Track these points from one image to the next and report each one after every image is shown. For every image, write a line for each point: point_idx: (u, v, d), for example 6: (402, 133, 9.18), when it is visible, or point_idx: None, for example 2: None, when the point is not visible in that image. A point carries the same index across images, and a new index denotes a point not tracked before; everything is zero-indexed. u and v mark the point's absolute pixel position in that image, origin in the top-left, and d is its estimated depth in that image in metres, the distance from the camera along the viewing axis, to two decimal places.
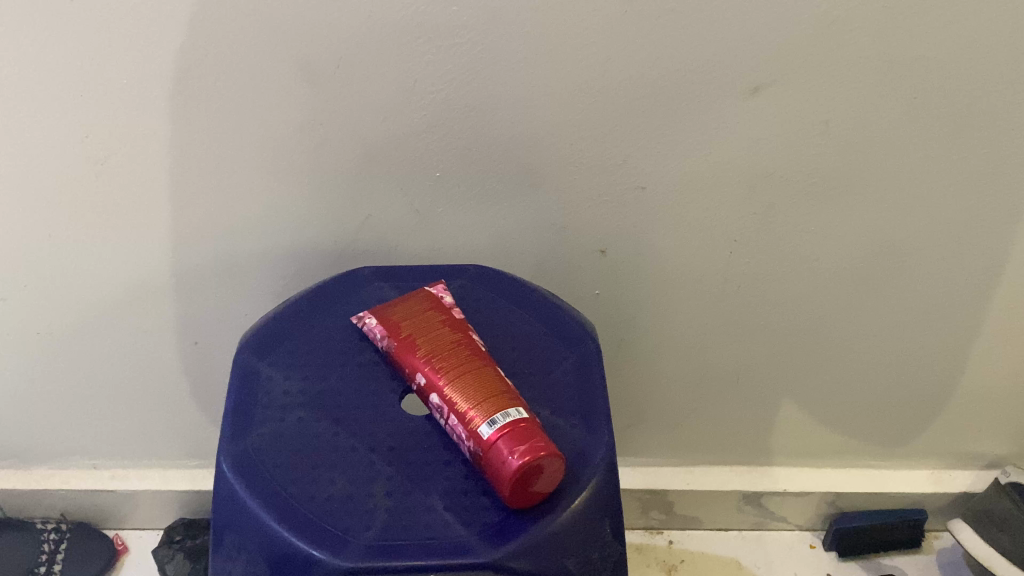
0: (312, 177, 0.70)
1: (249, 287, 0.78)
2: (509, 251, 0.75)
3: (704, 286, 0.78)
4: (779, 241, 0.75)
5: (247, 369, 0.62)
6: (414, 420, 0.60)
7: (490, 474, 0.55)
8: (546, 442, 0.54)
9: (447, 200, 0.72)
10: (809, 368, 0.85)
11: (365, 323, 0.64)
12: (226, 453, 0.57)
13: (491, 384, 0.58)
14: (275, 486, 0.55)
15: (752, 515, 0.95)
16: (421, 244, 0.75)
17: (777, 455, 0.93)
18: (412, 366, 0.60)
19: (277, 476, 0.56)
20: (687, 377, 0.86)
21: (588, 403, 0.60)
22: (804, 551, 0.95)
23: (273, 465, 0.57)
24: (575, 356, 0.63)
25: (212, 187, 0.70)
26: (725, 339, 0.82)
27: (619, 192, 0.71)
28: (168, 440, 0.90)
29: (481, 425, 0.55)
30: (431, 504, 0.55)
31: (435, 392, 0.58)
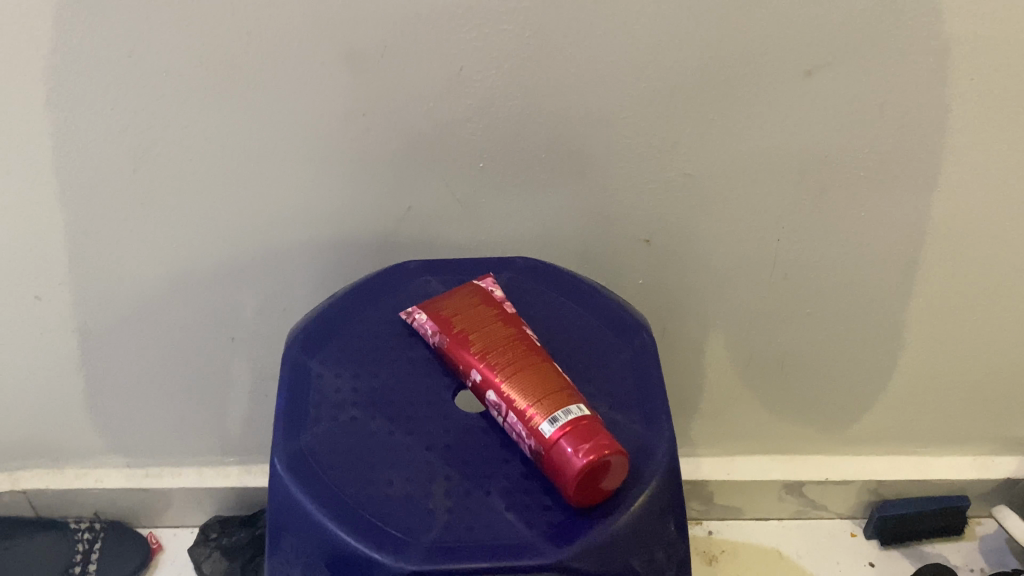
0: (354, 168, 0.69)
1: (287, 281, 0.76)
2: (553, 241, 0.74)
3: (750, 273, 0.77)
4: (829, 227, 0.74)
5: (297, 366, 0.61)
6: (469, 417, 0.59)
7: (553, 472, 0.54)
8: (609, 440, 0.53)
9: (491, 190, 0.70)
10: (854, 355, 0.83)
11: (414, 318, 0.62)
12: (280, 454, 0.56)
13: (550, 380, 0.56)
14: (332, 487, 0.54)
15: (793, 504, 0.94)
16: (464, 235, 0.73)
17: (818, 443, 0.92)
18: (466, 363, 0.58)
19: (334, 476, 0.55)
20: (730, 366, 0.84)
21: (647, 397, 0.59)
22: (845, 540, 0.94)
23: (328, 465, 0.55)
24: (630, 349, 0.62)
25: (252, 179, 0.69)
26: (770, 326, 0.81)
27: (667, 179, 0.70)
28: (202, 437, 0.89)
29: (542, 423, 0.54)
30: (492, 504, 0.54)
31: (492, 389, 0.57)
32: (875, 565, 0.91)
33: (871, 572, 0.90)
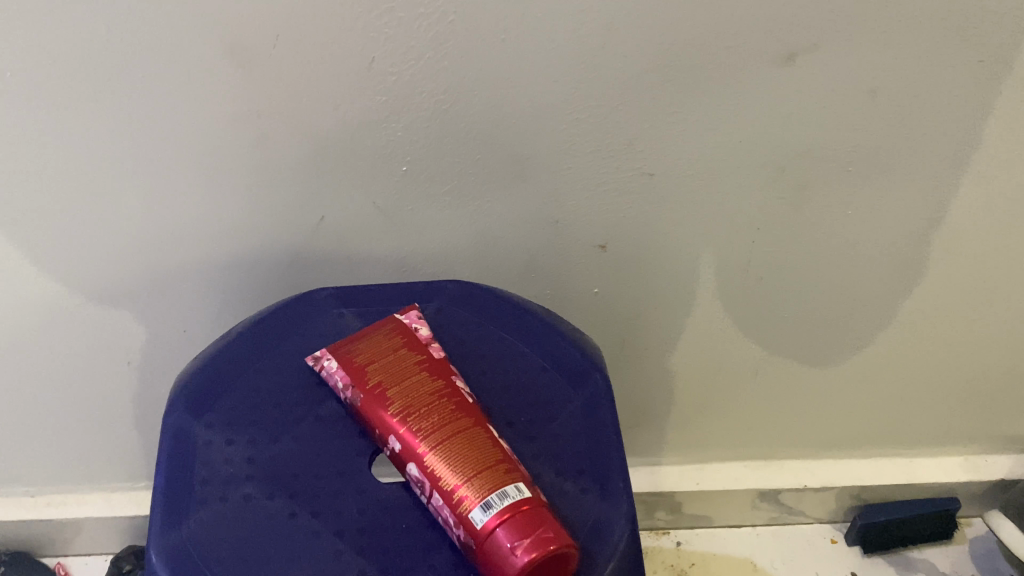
0: (253, 179, 0.58)
1: (187, 303, 0.66)
2: (493, 251, 0.64)
3: (721, 279, 0.67)
4: (811, 228, 0.64)
5: (182, 432, 0.51)
6: (389, 491, 0.49)
7: (487, 569, 0.44)
8: (555, 530, 0.44)
9: (417, 198, 0.60)
10: (837, 359, 0.75)
11: (323, 366, 0.52)
12: (156, 549, 0.46)
13: (483, 450, 0.47)
14: None
15: (768, 511, 0.86)
16: (389, 247, 0.63)
17: (795, 447, 0.84)
18: (382, 426, 0.49)
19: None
20: (698, 373, 0.75)
21: (600, 459, 0.50)
22: (825, 547, 0.86)
23: (215, 560, 0.46)
24: (581, 397, 0.52)
25: (132, 195, 0.58)
26: (743, 332, 0.72)
27: (624, 179, 0.59)
28: (109, 462, 0.79)
29: (473, 509, 0.44)
30: None
31: (414, 461, 0.47)
32: None
33: None
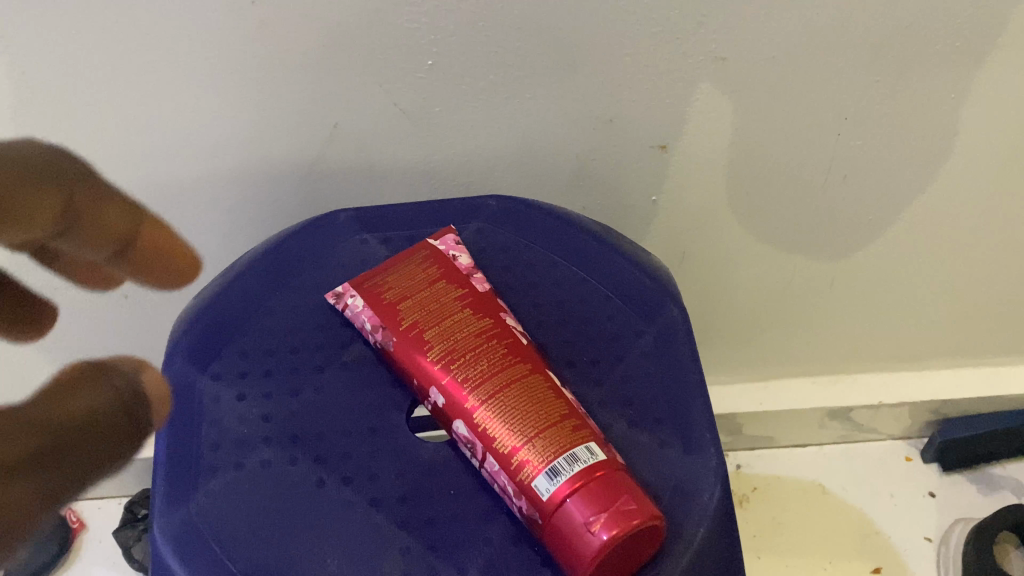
0: (256, 84, 0.49)
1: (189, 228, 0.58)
2: (537, 157, 0.55)
3: (798, 182, 0.58)
4: (908, 121, 0.54)
5: (184, 387, 0.44)
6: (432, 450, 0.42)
7: (555, 547, 0.37)
8: (638, 500, 0.36)
9: (448, 98, 0.51)
10: (925, 265, 0.66)
11: (347, 304, 0.44)
12: (162, 529, 0.39)
13: (544, 403, 0.39)
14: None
15: (837, 430, 0.79)
16: (416, 156, 0.54)
17: (868, 360, 0.76)
18: (421, 377, 0.41)
19: (238, 560, 0.38)
20: (766, 283, 0.67)
21: (680, 405, 0.42)
22: (898, 466, 0.79)
23: (230, 540, 0.38)
24: (653, 331, 0.44)
25: (113, 109, 0.49)
26: (820, 238, 0.63)
27: (691, 66, 0.50)
28: None
29: (536, 477, 0.37)
30: None
31: (461, 419, 0.39)
32: (936, 496, 0.76)
33: (931, 505, 0.76)
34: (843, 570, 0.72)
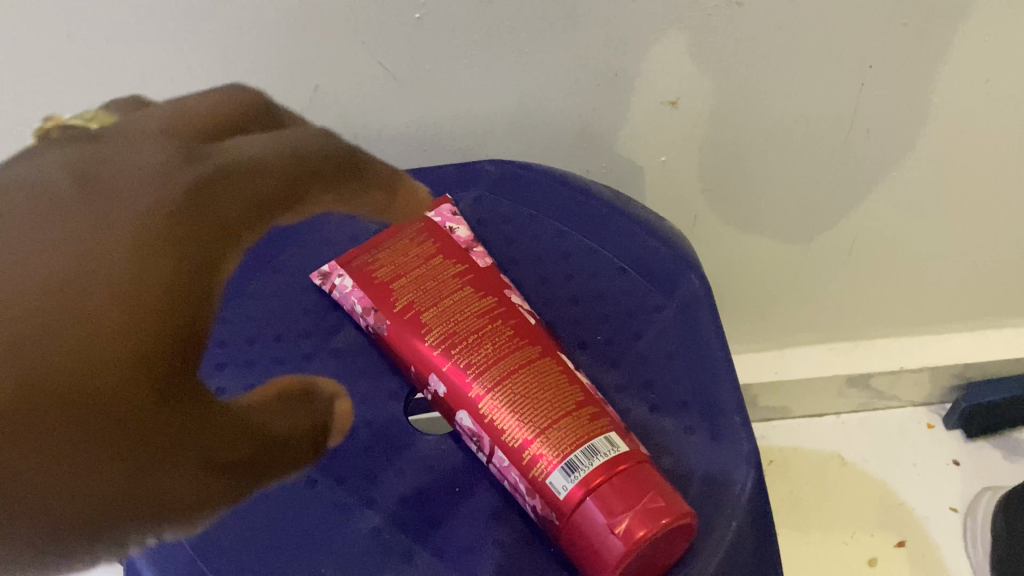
0: (229, 45, 0.44)
1: None
2: (539, 118, 0.51)
3: (821, 138, 0.54)
4: (942, 70, 0.50)
5: None
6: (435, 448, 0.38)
7: (574, 551, 0.33)
8: (666, 497, 0.32)
9: (440, 56, 0.46)
10: (954, 226, 0.62)
11: (336, 285, 0.41)
12: None
13: (557, 390, 0.35)
14: None
15: (856, 398, 0.75)
16: (407, 119, 0.50)
17: (888, 324, 0.72)
18: (420, 363, 0.37)
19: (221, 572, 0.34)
20: (785, 246, 0.63)
21: (706, 384, 0.38)
22: (921, 434, 0.76)
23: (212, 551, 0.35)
24: (673, 304, 0.40)
25: (76, 82, 0.45)
26: (842, 199, 0.59)
27: (702, 11, 0.46)
28: None
29: (552, 473, 0.33)
30: None
31: (465, 409, 0.35)
32: (961, 465, 0.73)
33: (955, 474, 0.72)
34: (866, 545, 0.69)
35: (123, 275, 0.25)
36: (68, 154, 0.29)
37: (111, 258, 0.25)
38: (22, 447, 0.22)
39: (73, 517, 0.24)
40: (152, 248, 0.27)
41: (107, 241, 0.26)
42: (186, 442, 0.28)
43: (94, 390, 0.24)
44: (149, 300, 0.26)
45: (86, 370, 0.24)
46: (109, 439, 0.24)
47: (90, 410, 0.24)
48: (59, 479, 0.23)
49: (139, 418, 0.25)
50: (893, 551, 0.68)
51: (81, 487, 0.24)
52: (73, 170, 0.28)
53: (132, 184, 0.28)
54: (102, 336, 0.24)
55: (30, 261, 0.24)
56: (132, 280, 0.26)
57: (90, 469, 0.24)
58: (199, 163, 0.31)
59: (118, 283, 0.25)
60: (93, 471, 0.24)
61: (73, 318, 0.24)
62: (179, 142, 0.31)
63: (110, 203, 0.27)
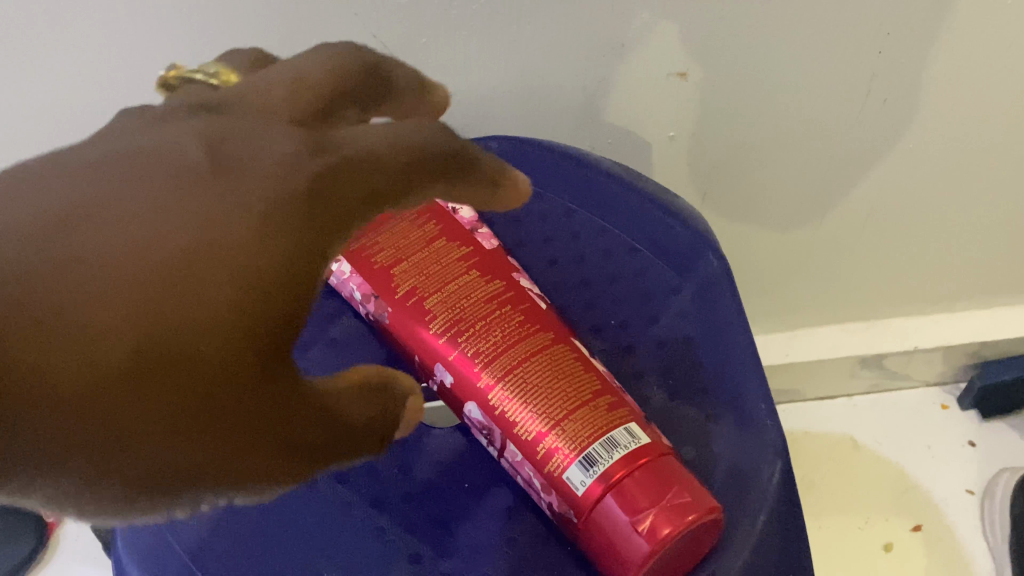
0: (212, 22, 0.41)
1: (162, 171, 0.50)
2: (542, 92, 0.48)
3: (839, 113, 0.51)
4: (969, 41, 0.47)
5: None
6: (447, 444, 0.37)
7: (594, 550, 0.31)
8: (691, 491, 0.30)
9: (437, 29, 0.43)
10: (974, 201, 0.59)
11: (333, 270, 0.38)
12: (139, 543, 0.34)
13: (573, 379, 0.33)
14: None
15: (868, 379, 0.73)
16: None
17: (902, 303, 0.70)
18: (425, 352, 0.34)
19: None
20: (796, 223, 0.61)
21: (727, 370, 0.36)
22: (935, 414, 0.74)
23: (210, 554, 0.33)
24: (691, 286, 0.39)
25: (47, 63, 0.41)
26: (857, 175, 0.56)
27: None
28: None
29: (568, 468, 0.31)
30: None
31: (474, 400, 0.33)
32: (976, 446, 0.71)
33: (971, 455, 0.70)
34: (880, 529, 0.67)
35: (205, 229, 0.21)
36: (183, 112, 0.24)
37: (192, 211, 0.21)
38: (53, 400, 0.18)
39: (108, 475, 0.20)
40: (262, 217, 0.21)
41: (199, 200, 0.21)
42: (269, 433, 0.22)
43: (152, 354, 0.19)
44: (239, 268, 0.21)
45: (140, 328, 0.19)
46: (168, 403, 0.20)
47: (142, 382, 0.19)
48: (95, 441, 0.19)
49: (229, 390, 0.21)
50: (909, 536, 0.66)
51: (126, 455, 0.20)
52: (198, 134, 0.23)
53: (253, 156, 0.22)
54: (180, 281, 0.20)
55: (121, 232, 0.20)
56: (223, 236, 0.21)
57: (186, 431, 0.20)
58: (329, 153, 0.23)
59: (192, 239, 0.20)
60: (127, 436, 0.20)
61: (147, 268, 0.20)
62: (294, 126, 0.24)
63: (235, 181, 0.22)
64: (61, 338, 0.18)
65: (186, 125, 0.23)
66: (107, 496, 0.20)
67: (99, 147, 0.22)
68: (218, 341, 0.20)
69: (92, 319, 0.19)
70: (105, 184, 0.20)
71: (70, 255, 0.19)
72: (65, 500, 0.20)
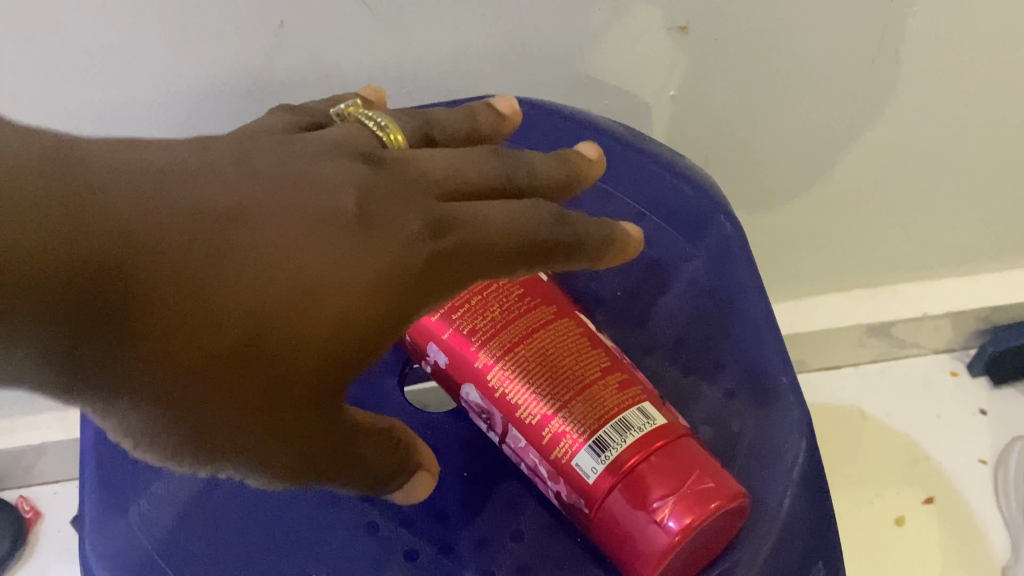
0: None
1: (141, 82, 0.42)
2: (534, 52, 0.45)
3: (851, 65, 0.48)
4: None
5: None
6: (444, 431, 0.34)
7: (607, 543, 0.28)
8: (714, 477, 0.27)
9: None
10: (988, 159, 0.57)
11: None
12: (98, 542, 0.31)
13: (580, 357, 0.30)
14: None
15: (876, 348, 0.71)
16: (383, 60, 0.43)
17: (909, 269, 0.68)
18: (416, 330, 0.31)
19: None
20: (803, 189, 0.57)
21: (747, 346, 0.34)
22: (944, 383, 0.71)
23: (182, 554, 0.30)
24: (704, 252, 0.36)
25: None
26: (867, 134, 0.53)
27: None
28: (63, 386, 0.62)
29: (578, 454, 0.28)
30: None
31: (472, 382, 0.30)
32: (988, 414, 0.69)
33: (983, 424, 0.68)
34: (892, 503, 0.64)
35: (324, 270, 0.24)
36: (347, 157, 0.27)
37: (320, 252, 0.24)
38: (164, 357, 0.23)
39: (173, 426, 0.24)
40: (366, 284, 0.25)
41: (327, 249, 0.24)
42: (298, 445, 0.26)
43: (246, 352, 0.23)
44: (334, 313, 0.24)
45: (245, 331, 0.23)
46: (240, 391, 0.24)
47: (227, 367, 0.23)
48: (172, 397, 0.23)
49: (283, 401, 0.24)
50: (922, 509, 0.64)
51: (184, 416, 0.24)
52: (354, 184, 0.26)
53: (391, 220, 0.26)
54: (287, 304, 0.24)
55: (258, 246, 0.23)
56: (334, 282, 0.24)
57: (234, 421, 0.24)
58: (449, 234, 0.26)
59: (316, 276, 0.24)
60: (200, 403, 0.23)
61: (274, 287, 0.23)
62: (423, 197, 0.27)
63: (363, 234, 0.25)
64: (182, 317, 0.22)
65: (351, 169, 0.26)
66: (156, 439, 0.24)
67: (277, 165, 0.26)
68: (295, 359, 0.24)
69: (214, 309, 0.23)
70: (266, 203, 0.24)
71: (219, 250, 0.23)
72: (134, 430, 0.24)
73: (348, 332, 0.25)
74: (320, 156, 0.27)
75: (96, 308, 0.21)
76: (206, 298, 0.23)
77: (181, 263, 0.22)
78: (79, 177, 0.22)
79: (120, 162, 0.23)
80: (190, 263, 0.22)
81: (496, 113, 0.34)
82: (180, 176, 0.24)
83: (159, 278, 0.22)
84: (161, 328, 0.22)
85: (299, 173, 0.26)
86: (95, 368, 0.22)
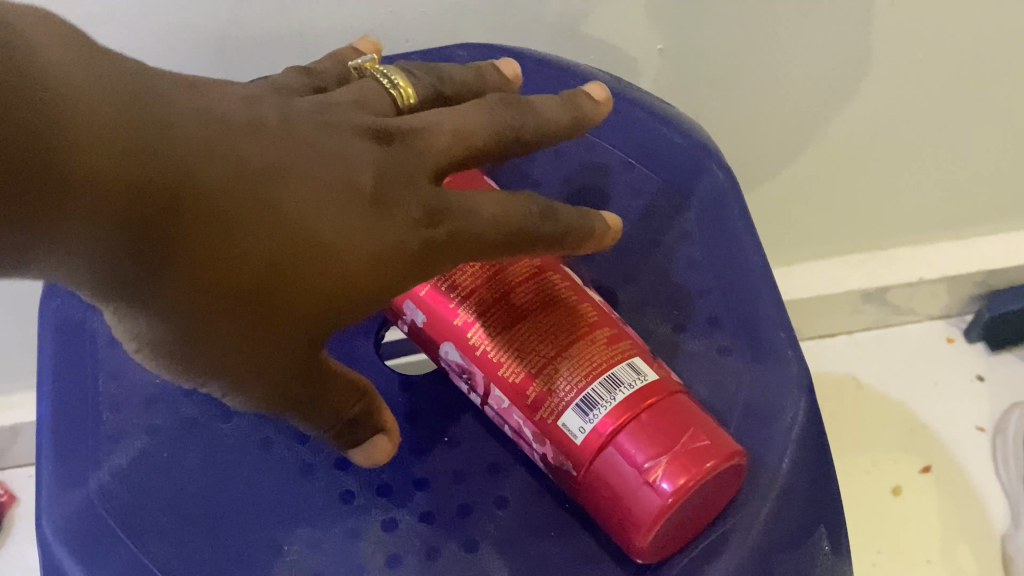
0: None
1: None
2: (516, 5, 0.43)
3: (846, 15, 0.46)
4: None
5: (72, 329, 0.34)
6: (424, 395, 0.32)
7: (595, 507, 0.26)
8: (709, 434, 0.26)
9: None
10: (986, 116, 0.55)
11: None
12: (54, 513, 0.29)
13: (567, 312, 0.28)
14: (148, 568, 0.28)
15: (871, 314, 0.69)
16: (356, 13, 0.41)
17: (904, 232, 0.66)
18: None
19: (153, 546, 0.28)
20: (795, 149, 0.56)
21: (741, 297, 0.32)
22: (940, 349, 0.70)
23: (143, 523, 0.29)
24: (696, 203, 0.34)
25: None
26: (861, 91, 0.51)
27: None
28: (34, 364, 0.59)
29: (564, 414, 0.26)
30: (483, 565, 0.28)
31: (451, 340, 0.29)
32: (986, 380, 0.67)
33: (981, 390, 0.67)
34: (890, 472, 0.63)
35: (339, 236, 0.23)
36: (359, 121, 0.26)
37: (338, 219, 0.23)
38: (185, 280, 0.22)
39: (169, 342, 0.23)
40: (371, 255, 0.24)
41: (342, 215, 0.23)
42: (280, 392, 0.25)
43: (257, 293, 0.22)
44: (337, 279, 0.23)
45: (257, 278, 0.22)
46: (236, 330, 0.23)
47: (232, 305, 0.22)
48: (176, 320, 0.22)
49: (273, 351, 0.24)
50: (920, 478, 0.62)
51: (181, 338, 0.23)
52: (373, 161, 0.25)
53: (399, 199, 0.24)
54: (302, 260, 0.23)
55: (285, 195, 0.23)
56: (344, 247, 0.23)
57: (223, 358, 0.23)
58: (444, 223, 0.25)
59: (329, 239, 0.23)
60: (200, 335, 0.22)
61: (291, 238, 0.22)
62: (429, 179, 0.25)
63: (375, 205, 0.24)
64: (207, 251, 0.21)
65: (362, 140, 0.25)
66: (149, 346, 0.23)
67: (303, 125, 0.24)
68: (295, 314, 0.23)
69: (239, 248, 0.22)
70: (295, 156, 0.23)
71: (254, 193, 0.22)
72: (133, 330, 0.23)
73: (348, 299, 0.24)
74: (321, 118, 0.25)
75: (137, 219, 0.20)
76: (234, 233, 0.22)
77: (216, 196, 0.21)
78: (122, 93, 0.21)
79: (177, 90, 0.22)
80: (224, 197, 0.21)
81: (500, 73, 0.32)
82: (213, 112, 0.23)
83: (191, 202, 0.21)
84: (190, 251, 0.21)
85: (320, 134, 0.24)
86: (116, 274, 0.21)
